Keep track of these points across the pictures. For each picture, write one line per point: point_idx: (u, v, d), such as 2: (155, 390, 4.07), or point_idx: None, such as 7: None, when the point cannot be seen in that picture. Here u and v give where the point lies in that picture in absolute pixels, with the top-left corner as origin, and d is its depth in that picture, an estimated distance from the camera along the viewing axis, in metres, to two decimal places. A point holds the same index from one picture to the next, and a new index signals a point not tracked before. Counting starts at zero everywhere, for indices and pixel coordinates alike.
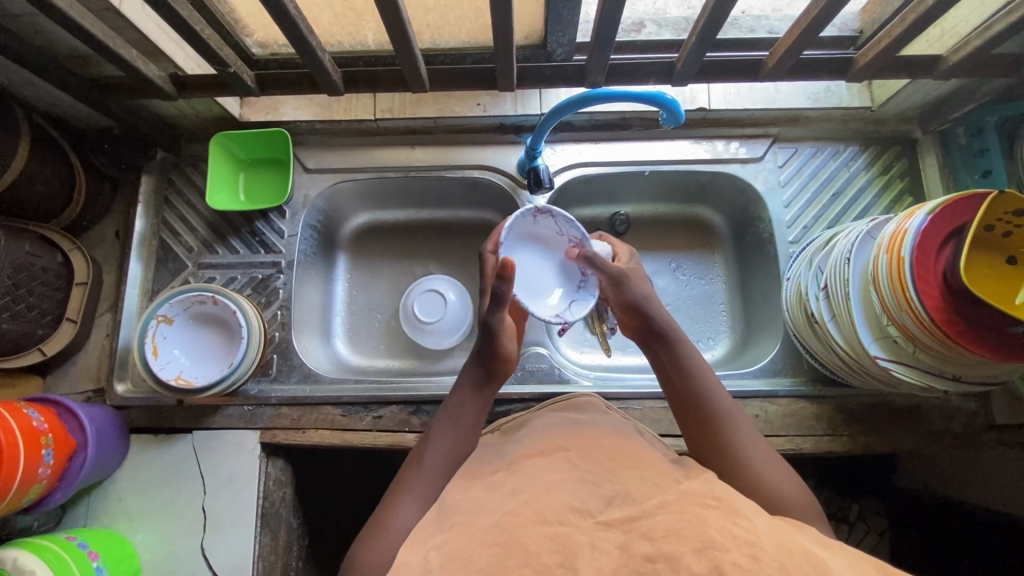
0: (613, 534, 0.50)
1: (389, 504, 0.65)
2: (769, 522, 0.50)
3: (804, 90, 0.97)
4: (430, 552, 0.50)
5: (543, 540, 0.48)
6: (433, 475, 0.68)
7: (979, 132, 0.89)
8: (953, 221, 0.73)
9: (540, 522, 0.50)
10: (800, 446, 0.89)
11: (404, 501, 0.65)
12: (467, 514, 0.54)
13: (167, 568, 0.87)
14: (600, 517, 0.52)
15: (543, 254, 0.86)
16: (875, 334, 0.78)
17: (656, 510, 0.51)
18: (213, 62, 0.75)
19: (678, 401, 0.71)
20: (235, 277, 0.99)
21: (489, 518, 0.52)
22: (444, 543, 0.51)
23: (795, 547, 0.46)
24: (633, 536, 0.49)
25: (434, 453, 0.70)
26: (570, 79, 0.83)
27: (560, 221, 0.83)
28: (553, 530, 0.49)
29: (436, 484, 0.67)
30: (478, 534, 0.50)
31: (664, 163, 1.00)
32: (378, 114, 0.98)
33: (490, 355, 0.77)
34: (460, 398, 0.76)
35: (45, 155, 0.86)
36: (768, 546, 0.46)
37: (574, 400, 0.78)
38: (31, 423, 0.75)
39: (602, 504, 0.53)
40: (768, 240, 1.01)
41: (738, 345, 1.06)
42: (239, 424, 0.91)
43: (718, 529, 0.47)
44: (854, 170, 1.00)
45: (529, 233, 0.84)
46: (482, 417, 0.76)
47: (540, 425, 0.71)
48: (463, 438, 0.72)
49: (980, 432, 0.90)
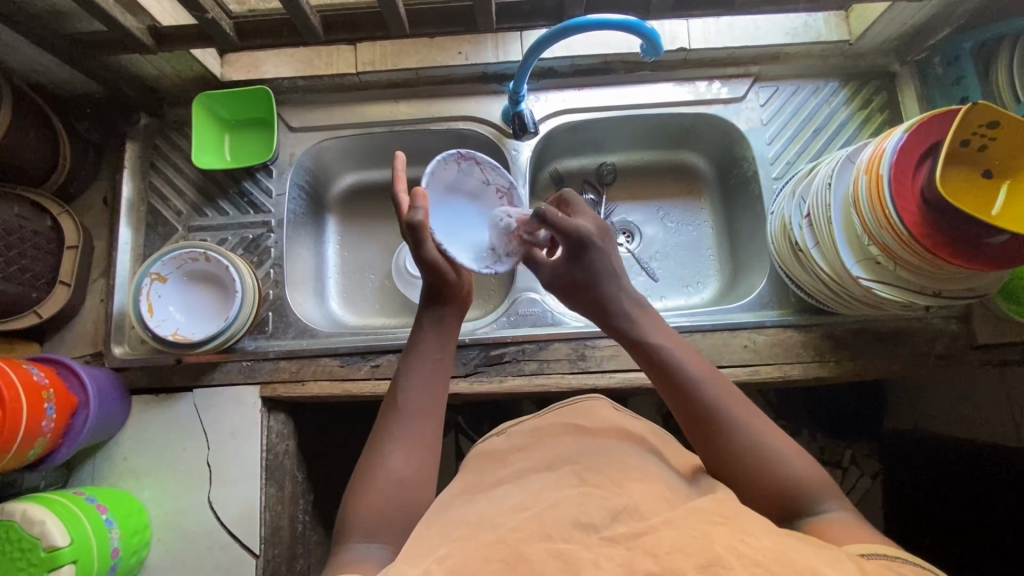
0: (617, 551, 0.46)
1: (371, 454, 0.65)
2: (779, 539, 0.46)
3: (782, 25, 0.97)
4: (431, 565, 0.47)
5: (547, 557, 0.46)
6: (412, 417, 0.67)
7: (955, 60, 0.90)
8: (929, 140, 0.74)
9: (545, 538, 0.48)
10: (788, 372, 0.91)
11: (389, 447, 0.64)
12: (471, 527, 0.54)
13: (177, 524, 0.89)
14: (605, 531, 0.49)
15: (464, 209, 0.71)
16: (858, 257, 0.79)
17: (663, 527, 0.48)
18: (190, 8, 0.75)
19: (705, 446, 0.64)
20: (225, 238, 0.99)
21: (493, 534, 0.51)
22: (446, 556, 0.49)
23: (808, 562, 0.43)
24: (636, 554, 0.45)
25: (406, 395, 0.68)
26: (549, 16, 0.84)
27: (486, 168, 0.72)
28: (557, 548, 0.47)
29: (416, 430, 0.66)
30: (480, 550, 0.48)
31: (648, 106, 1.01)
32: (359, 67, 0.98)
33: (446, 286, 0.73)
34: (423, 337, 0.73)
35: (28, 118, 0.86)
36: (776, 566, 0.42)
37: (580, 403, 0.79)
38: (32, 378, 0.75)
39: (607, 518, 0.51)
40: (752, 178, 1.02)
41: (727, 283, 1.08)
42: (240, 380, 0.92)
43: (723, 546, 0.44)
44: (834, 106, 1.01)
45: (447, 178, 0.70)
46: (448, 351, 0.73)
47: (547, 436, 0.71)
48: (436, 378, 0.70)
49: (964, 352, 0.92)
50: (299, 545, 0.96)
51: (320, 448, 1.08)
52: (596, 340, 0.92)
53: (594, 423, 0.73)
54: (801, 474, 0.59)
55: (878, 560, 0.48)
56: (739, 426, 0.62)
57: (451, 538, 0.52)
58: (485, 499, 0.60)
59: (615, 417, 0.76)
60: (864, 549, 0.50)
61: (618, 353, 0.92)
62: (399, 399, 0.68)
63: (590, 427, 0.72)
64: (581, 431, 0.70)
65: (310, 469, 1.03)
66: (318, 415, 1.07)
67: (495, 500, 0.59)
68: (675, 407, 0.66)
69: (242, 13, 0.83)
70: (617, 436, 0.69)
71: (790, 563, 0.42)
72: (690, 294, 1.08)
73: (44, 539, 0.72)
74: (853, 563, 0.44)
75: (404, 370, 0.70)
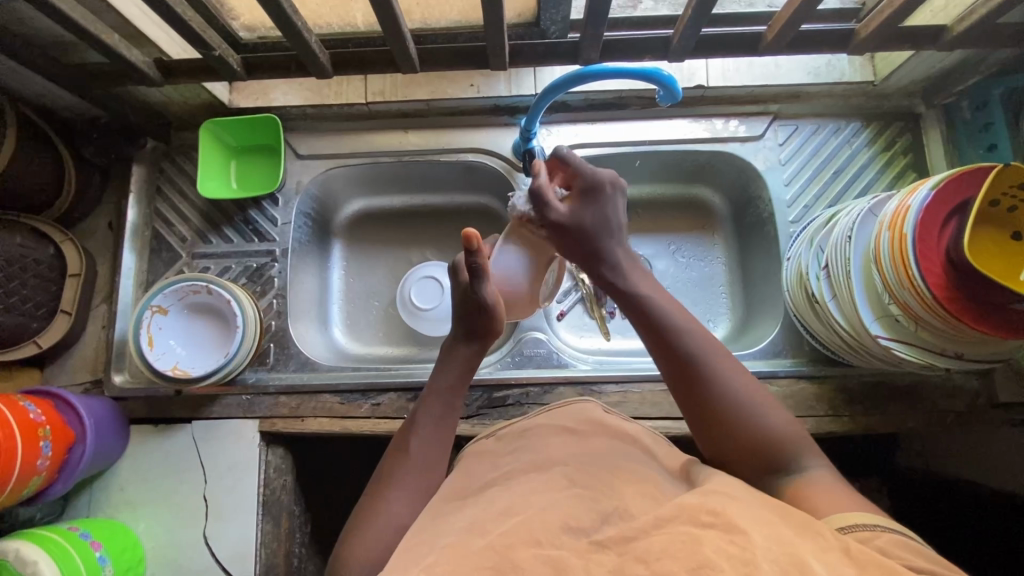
0: (607, 558, 0.46)
1: (373, 500, 0.64)
2: (769, 529, 0.45)
3: (805, 64, 0.94)
4: (420, 573, 0.46)
5: (535, 562, 0.45)
6: (420, 470, 0.66)
7: (985, 105, 0.86)
8: (957, 196, 0.71)
9: (534, 544, 0.47)
10: (801, 426, 0.88)
11: (391, 497, 0.63)
12: (458, 535, 0.52)
13: (170, 558, 0.88)
14: (595, 536, 0.49)
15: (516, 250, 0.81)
16: (877, 314, 0.77)
17: (652, 529, 0.47)
18: (197, 46, 0.74)
19: (696, 399, 0.64)
20: (229, 266, 0.98)
21: (482, 540, 0.49)
22: (436, 563, 0.47)
23: (786, 553, 0.42)
24: (627, 560, 0.45)
25: (418, 444, 0.68)
26: (565, 56, 0.82)
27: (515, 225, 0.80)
28: (547, 554, 0.46)
29: (424, 477, 0.66)
30: (470, 557, 0.47)
31: (663, 142, 0.99)
32: (369, 97, 0.96)
33: (491, 328, 0.75)
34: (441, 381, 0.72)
35: (34, 144, 0.85)
36: (765, 564, 0.41)
37: (571, 405, 0.75)
38: (27, 415, 0.75)
39: (597, 521, 0.50)
40: (768, 220, 0.99)
41: (738, 325, 1.05)
42: (238, 413, 0.91)
43: (712, 548, 0.43)
44: (855, 147, 0.97)
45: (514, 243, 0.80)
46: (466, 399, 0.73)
47: (537, 439, 0.69)
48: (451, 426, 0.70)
49: (983, 411, 0.89)
50: None
51: (317, 481, 1.06)
52: (603, 385, 0.90)
53: (585, 424, 0.71)
54: (776, 439, 0.60)
55: (856, 533, 0.48)
56: (727, 376, 0.63)
57: (441, 546, 0.51)
58: (473, 505, 0.58)
59: (612, 420, 0.72)
60: (842, 521, 0.50)
61: (625, 400, 0.89)
62: (408, 449, 0.67)
63: (580, 428, 0.69)
64: (574, 434, 0.68)
65: (306, 503, 1.02)
66: (316, 447, 1.06)
67: (482, 506, 0.57)
68: (662, 359, 0.67)
69: (252, 41, 0.81)
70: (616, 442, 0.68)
71: (776, 555, 0.41)
72: None
73: None
74: (838, 546, 0.43)
75: (416, 420, 0.70)
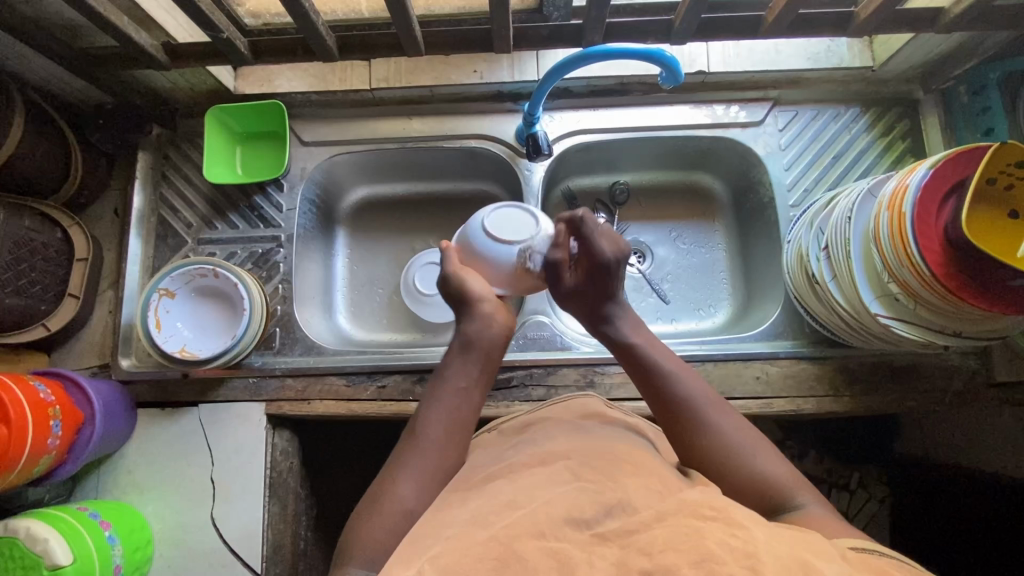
0: (609, 551, 0.46)
1: (386, 478, 0.65)
2: (767, 531, 0.47)
3: (804, 50, 0.95)
4: (424, 564, 0.47)
5: (540, 555, 0.46)
6: (430, 449, 0.67)
7: (982, 90, 0.88)
8: (954, 176, 0.72)
9: (537, 536, 0.48)
10: (801, 407, 0.90)
11: (403, 475, 0.64)
12: (464, 525, 0.52)
13: (178, 538, 0.89)
14: (598, 528, 0.49)
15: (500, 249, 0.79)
16: (876, 292, 0.77)
17: (654, 522, 0.48)
18: (204, 27, 0.75)
19: (689, 449, 0.65)
20: (235, 251, 0.98)
21: (485, 532, 0.50)
22: (439, 555, 0.48)
23: (791, 557, 0.43)
24: (629, 552, 0.45)
25: (428, 424, 0.69)
26: (568, 40, 0.83)
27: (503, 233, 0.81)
28: (550, 546, 0.47)
29: (434, 455, 0.66)
30: (474, 548, 0.47)
31: (664, 128, 1.00)
32: (374, 84, 0.97)
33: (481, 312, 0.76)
34: (451, 363, 0.74)
35: (41, 131, 0.85)
36: (767, 559, 0.42)
37: (573, 402, 0.77)
38: (38, 395, 0.75)
39: (599, 513, 0.51)
40: (768, 205, 1.01)
41: (738, 309, 1.06)
42: (245, 397, 0.92)
43: (714, 541, 0.44)
44: (854, 132, 0.99)
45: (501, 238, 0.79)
46: (480, 384, 0.74)
47: (541, 433, 0.69)
48: (463, 406, 0.71)
49: (980, 390, 0.90)
50: (300, 562, 0.96)
51: (322, 467, 1.07)
52: (606, 367, 0.91)
53: (588, 419, 0.72)
54: (770, 485, 0.61)
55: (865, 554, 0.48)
56: (723, 427, 0.65)
57: (447, 537, 0.51)
58: (477, 494, 0.59)
59: (614, 413, 0.75)
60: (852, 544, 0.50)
61: (627, 382, 0.90)
62: (419, 429, 0.68)
63: (584, 422, 0.71)
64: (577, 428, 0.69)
65: (312, 488, 1.03)
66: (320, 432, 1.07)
67: (487, 493, 0.58)
68: (658, 410, 0.69)
69: (257, 28, 0.82)
70: (619, 430, 0.69)
71: (778, 555, 0.43)
72: (702, 318, 1.06)
73: (46, 557, 0.71)
74: (838, 554, 0.45)
75: (427, 400, 0.71)
